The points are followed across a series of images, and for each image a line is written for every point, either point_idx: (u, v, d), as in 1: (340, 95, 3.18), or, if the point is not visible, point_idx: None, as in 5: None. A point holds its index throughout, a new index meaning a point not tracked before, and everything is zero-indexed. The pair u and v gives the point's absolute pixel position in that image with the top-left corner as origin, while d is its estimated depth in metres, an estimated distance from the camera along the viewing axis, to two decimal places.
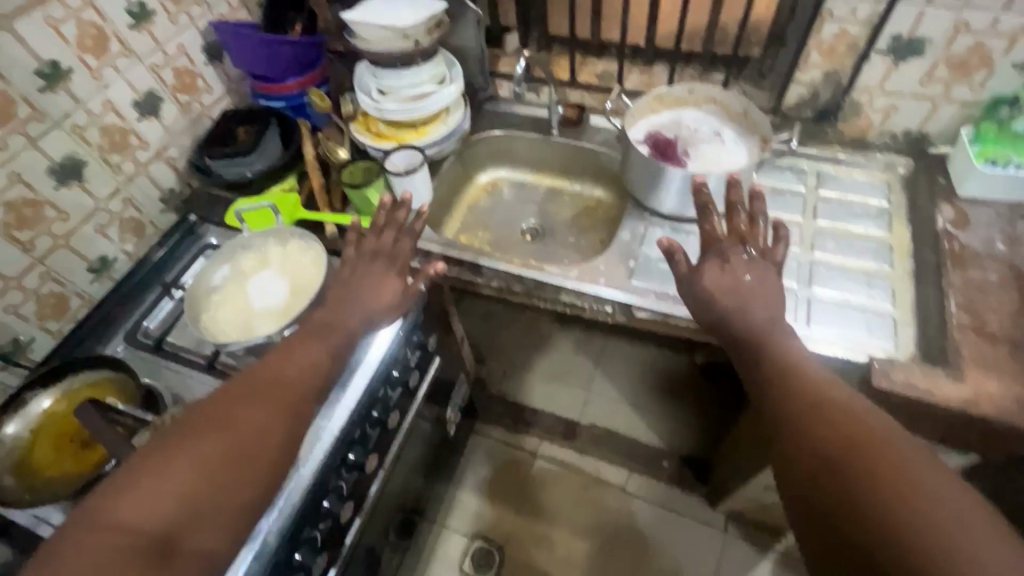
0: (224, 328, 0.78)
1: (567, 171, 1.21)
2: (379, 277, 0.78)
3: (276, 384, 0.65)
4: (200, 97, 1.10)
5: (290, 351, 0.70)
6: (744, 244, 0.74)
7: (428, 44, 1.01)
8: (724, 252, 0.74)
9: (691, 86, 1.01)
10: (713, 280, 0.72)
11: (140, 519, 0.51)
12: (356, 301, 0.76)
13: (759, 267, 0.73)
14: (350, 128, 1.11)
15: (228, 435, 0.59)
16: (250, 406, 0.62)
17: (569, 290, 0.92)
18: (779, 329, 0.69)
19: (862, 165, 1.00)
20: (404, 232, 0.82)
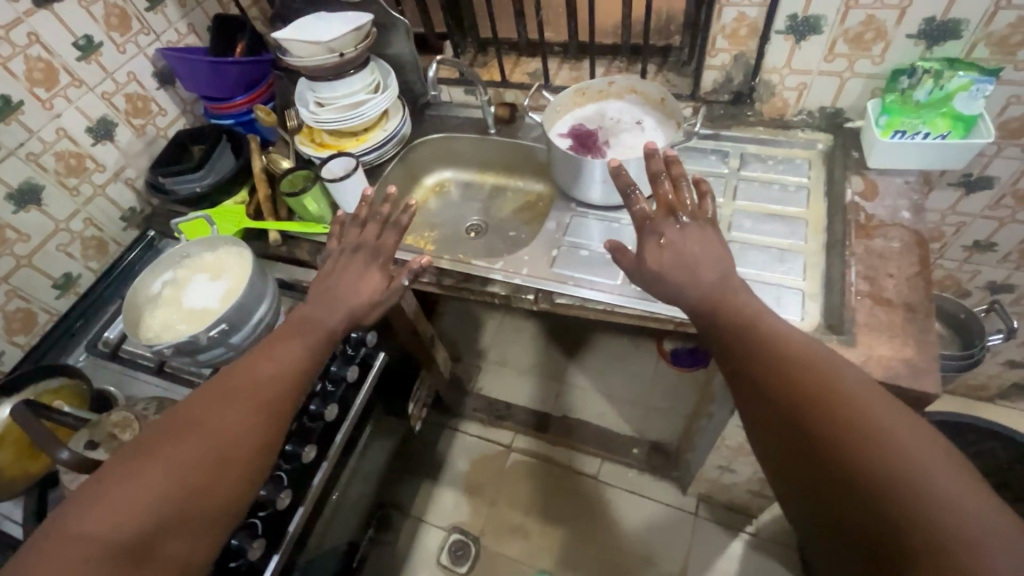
0: (159, 332, 0.84)
1: (508, 168, 1.25)
2: (361, 271, 0.81)
3: (251, 381, 0.66)
4: (154, 119, 1.17)
5: (265, 351, 0.70)
6: (679, 215, 0.72)
7: (355, 54, 1.05)
8: (658, 229, 0.72)
9: (610, 77, 1.03)
10: (653, 256, 0.70)
11: (124, 523, 0.52)
12: (341, 296, 0.78)
13: (695, 233, 0.71)
14: (294, 139, 1.17)
15: (202, 438, 0.59)
16: (223, 408, 0.62)
17: (495, 281, 0.95)
18: (734, 286, 0.66)
19: (783, 144, 1.01)
20: (387, 225, 0.84)
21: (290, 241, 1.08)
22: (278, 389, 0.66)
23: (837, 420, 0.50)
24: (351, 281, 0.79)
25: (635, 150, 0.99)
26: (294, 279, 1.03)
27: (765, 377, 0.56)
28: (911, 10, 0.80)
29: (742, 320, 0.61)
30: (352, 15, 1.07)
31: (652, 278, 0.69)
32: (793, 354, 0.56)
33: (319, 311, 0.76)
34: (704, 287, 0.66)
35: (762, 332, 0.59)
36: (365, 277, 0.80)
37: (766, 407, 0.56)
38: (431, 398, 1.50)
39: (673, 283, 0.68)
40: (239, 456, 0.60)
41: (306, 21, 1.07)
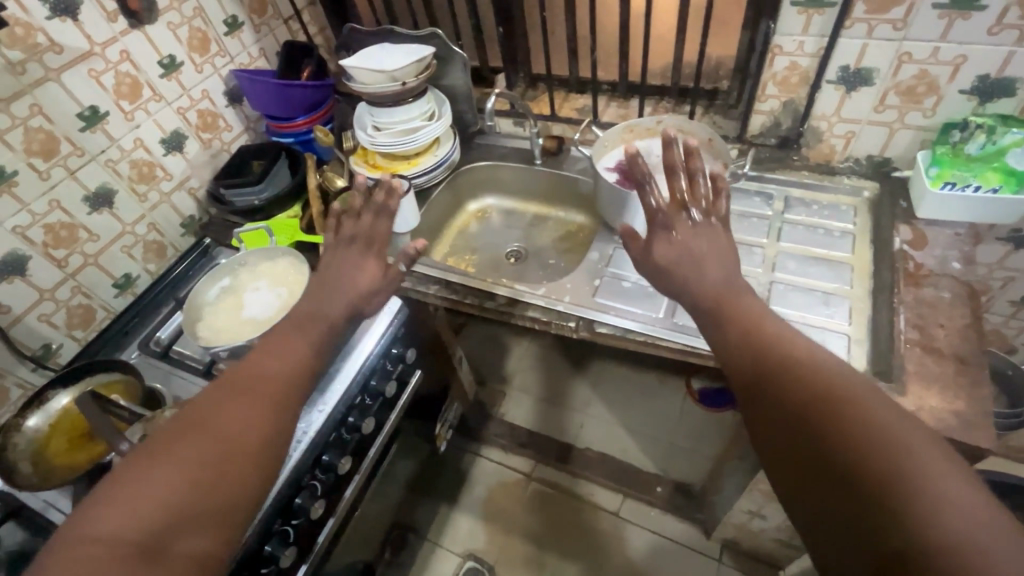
0: (215, 337, 0.87)
1: (551, 198, 1.28)
2: (357, 261, 0.77)
3: (258, 378, 0.61)
4: (220, 134, 1.24)
5: (272, 345, 0.66)
6: (688, 205, 0.69)
7: (416, 83, 1.10)
8: (669, 222, 0.68)
9: (659, 117, 1.07)
10: (660, 248, 0.67)
11: (125, 527, 0.47)
12: (339, 288, 0.73)
13: (705, 230, 0.67)
14: (349, 160, 1.22)
15: (222, 428, 0.56)
16: (240, 397, 0.59)
17: (537, 306, 0.97)
18: (740, 287, 0.63)
19: (830, 189, 1.02)
20: (380, 212, 0.79)
21: None
22: (294, 377, 0.64)
23: (860, 436, 0.44)
24: (347, 268, 0.75)
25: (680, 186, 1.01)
26: None
27: (776, 390, 0.51)
28: (965, 67, 0.82)
29: (755, 329, 0.57)
30: (415, 47, 1.13)
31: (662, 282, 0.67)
32: (809, 365, 0.51)
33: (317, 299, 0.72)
34: (712, 290, 0.62)
35: (774, 340, 0.55)
36: (361, 266, 0.76)
37: (780, 413, 0.50)
38: (457, 420, 1.50)
39: (679, 277, 0.65)
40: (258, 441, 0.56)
41: (372, 51, 1.13)
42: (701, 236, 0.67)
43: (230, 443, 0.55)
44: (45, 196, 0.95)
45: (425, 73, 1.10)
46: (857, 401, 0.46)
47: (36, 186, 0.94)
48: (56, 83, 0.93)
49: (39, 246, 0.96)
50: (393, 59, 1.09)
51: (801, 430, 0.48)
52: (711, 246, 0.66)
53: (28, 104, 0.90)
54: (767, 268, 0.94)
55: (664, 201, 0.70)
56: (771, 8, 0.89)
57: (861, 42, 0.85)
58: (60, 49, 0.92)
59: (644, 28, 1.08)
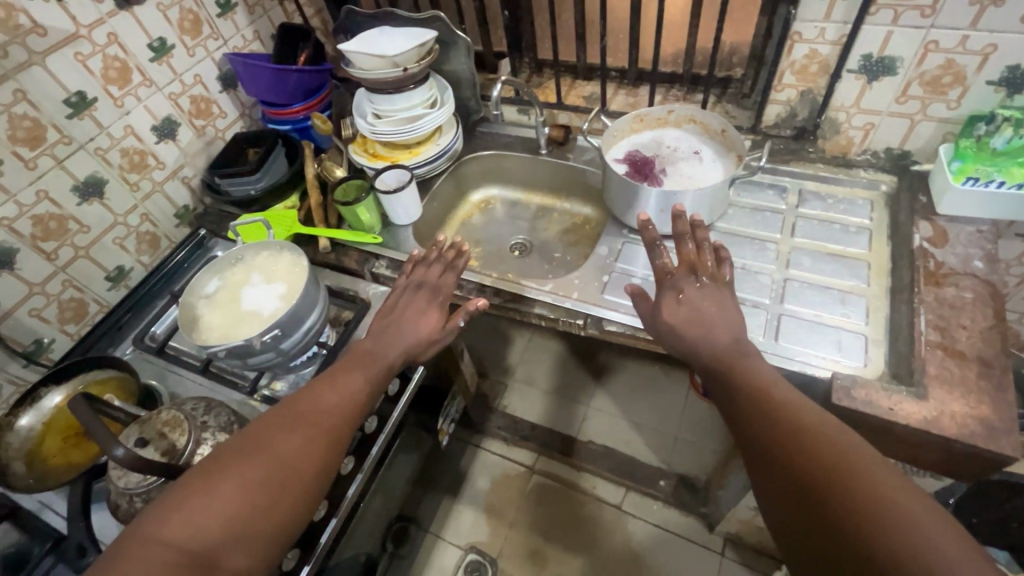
0: (211, 339, 0.83)
1: (557, 189, 1.25)
2: (421, 309, 0.84)
3: (313, 412, 0.69)
4: (214, 121, 1.20)
5: (329, 381, 0.74)
6: (699, 275, 0.74)
7: (418, 69, 1.05)
8: (677, 284, 0.73)
9: (670, 106, 1.03)
10: (669, 309, 0.71)
11: (184, 535, 0.54)
12: (398, 332, 0.81)
13: (712, 292, 0.72)
14: (348, 148, 1.18)
15: (269, 455, 0.63)
16: (293, 428, 0.66)
17: (544, 303, 0.94)
18: (745, 348, 0.66)
19: (845, 182, 0.99)
20: (449, 267, 0.89)
21: (338, 248, 1.08)
22: (341, 416, 0.70)
23: (833, 472, 0.49)
24: (410, 310, 0.84)
25: (689, 177, 0.99)
26: (342, 282, 1.03)
27: (762, 434, 0.56)
28: (994, 57, 0.78)
29: (753, 383, 0.61)
30: (417, 31, 1.08)
31: (668, 331, 0.70)
32: (796, 416, 0.56)
33: (375, 348, 0.79)
34: (712, 346, 0.66)
35: (765, 393, 0.59)
36: (417, 313, 0.84)
37: (762, 450, 0.56)
38: (458, 414, 1.48)
39: (688, 336, 0.68)
40: (297, 473, 0.63)
41: (371, 35, 1.08)
42: (706, 295, 0.72)
43: (274, 470, 0.62)
44: (32, 186, 0.91)
45: (426, 59, 1.05)
46: (833, 442, 0.52)
47: (23, 176, 0.90)
48: (40, 68, 0.88)
49: (27, 239, 0.93)
50: (393, 44, 1.04)
51: (790, 466, 0.52)
52: (714, 307, 0.70)
53: (12, 89, 0.86)
54: (781, 265, 0.92)
55: (675, 264, 0.76)
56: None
57: (886, 29, 0.81)
58: (44, 31, 0.88)
59: (656, 12, 1.04)
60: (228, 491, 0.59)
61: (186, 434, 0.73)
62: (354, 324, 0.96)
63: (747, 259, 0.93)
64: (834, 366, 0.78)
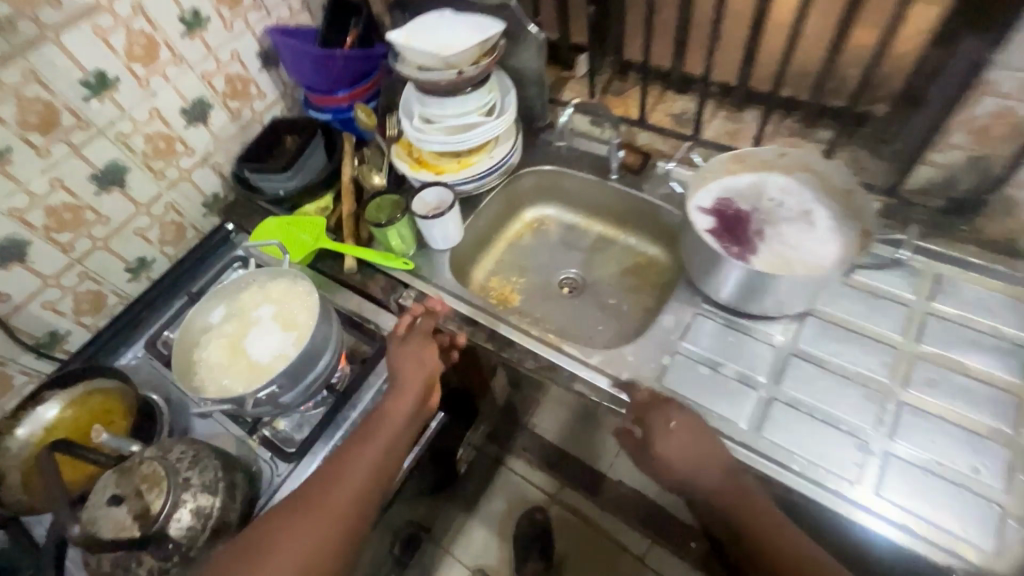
0: (208, 387, 0.75)
1: (623, 220, 1.06)
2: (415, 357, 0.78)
3: (332, 497, 0.66)
4: (252, 103, 1.08)
5: (345, 452, 0.70)
6: (670, 418, 0.69)
7: (475, 71, 0.89)
8: (666, 411, 0.69)
9: (781, 149, 0.81)
10: (659, 438, 0.67)
11: None
12: (405, 388, 0.75)
13: (693, 423, 0.68)
14: (390, 150, 1.04)
15: (304, 541, 0.63)
16: (326, 504, 0.65)
17: (584, 380, 0.80)
18: (741, 484, 0.65)
19: (1003, 278, 0.76)
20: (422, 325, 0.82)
21: (365, 269, 0.96)
22: (372, 484, 0.69)
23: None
24: (408, 355, 0.78)
25: (793, 248, 0.78)
26: (364, 311, 0.92)
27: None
28: None
29: (767, 536, 0.62)
30: (480, 23, 0.91)
31: (661, 463, 0.68)
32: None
33: (395, 402, 0.74)
34: (711, 490, 0.65)
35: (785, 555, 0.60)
36: (420, 363, 0.78)
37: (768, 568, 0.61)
38: (481, 438, 1.37)
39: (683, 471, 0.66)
40: (336, 553, 0.64)
41: (424, 24, 0.92)
42: (680, 430, 0.67)
43: (316, 547, 0.63)
44: (46, 175, 0.84)
45: (486, 59, 0.89)
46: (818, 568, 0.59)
47: (34, 164, 0.82)
48: (53, 45, 0.79)
49: (39, 230, 0.86)
50: (450, 39, 0.88)
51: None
52: (694, 446, 0.66)
53: (22, 69, 0.77)
54: (897, 383, 0.72)
55: None
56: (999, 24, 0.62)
57: None
58: (58, 3, 0.77)
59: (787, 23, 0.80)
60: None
61: (163, 495, 0.66)
62: (370, 365, 0.85)
63: (853, 365, 0.74)
64: (953, 545, 0.61)
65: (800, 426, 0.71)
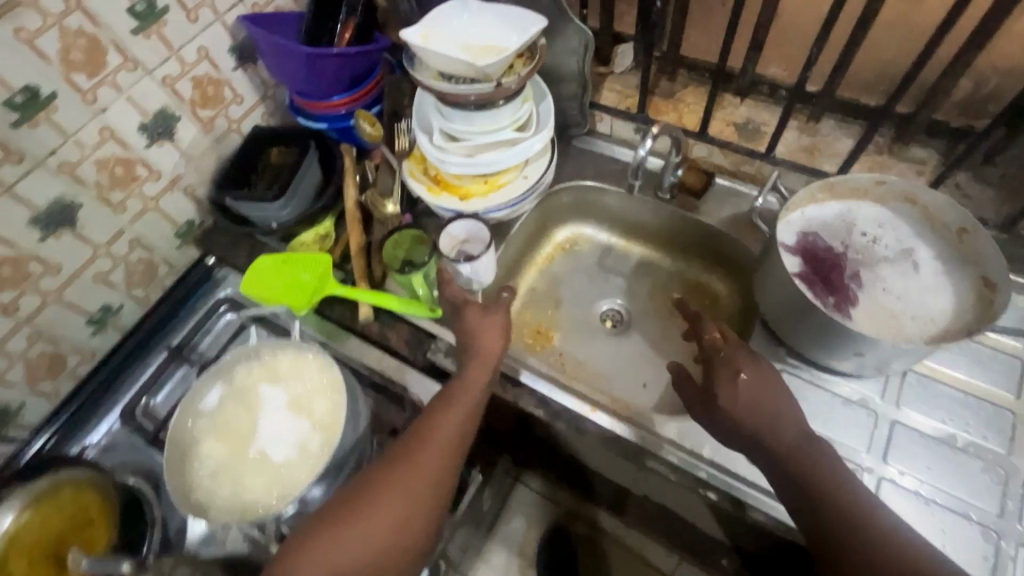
0: (216, 497, 0.65)
1: (672, 242, 0.93)
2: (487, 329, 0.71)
3: (421, 462, 0.62)
4: (227, 109, 0.89)
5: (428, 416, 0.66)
6: (739, 369, 0.62)
7: (514, 83, 0.73)
8: (733, 361, 0.63)
9: (882, 177, 0.69)
10: (726, 390, 0.61)
11: None
12: (489, 352, 0.69)
13: (765, 372, 0.62)
14: (403, 167, 0.87)
15: (395, 508, 0.59)
16: (415, 468, 0.61)
17: (657, 455, 0.69)
18: (815, 446, 0.59)
19: None
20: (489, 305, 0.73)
21: (383, 316, 0.81)
22: (457, 452, 0.64)
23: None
24: (484, 324, 0.71)
25: (899, 298, 0.67)
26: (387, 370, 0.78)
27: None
28: None
29: (834, 501, 0.56)
30: (515, 23, 0.75)
31: (726, 418, 0.61)
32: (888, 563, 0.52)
33: (474, 370, 0.68)
34: (782, 449, 0.59)
35: (850, 524, 0.54)
36: (500, 331, 0.71)
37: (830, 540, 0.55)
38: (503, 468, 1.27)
39: (750, 429, 0.60)
40: (424, 521, 0.60)
41: (445, 24, 0.75)
42: (747, 382, 0.61)
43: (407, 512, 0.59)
44: None
45: (527, 71, 0.73)
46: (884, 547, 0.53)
47: None
48: None
49: None
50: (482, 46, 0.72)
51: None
52: (764, 401, 0.60)
53: None
54: (1019, 457, 0.63)
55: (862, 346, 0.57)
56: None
57: None
58: None
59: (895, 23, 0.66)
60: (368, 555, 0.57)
61: None
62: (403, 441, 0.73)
63: (967, 435, 0.65)
64: None
65: (917, 514, 0.61)
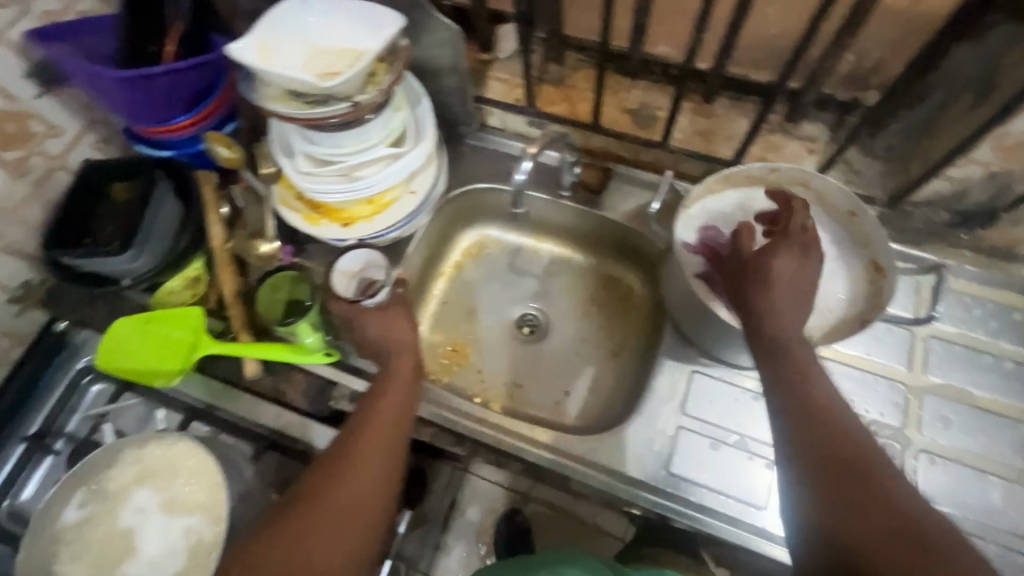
0: None
1: (580, 236, 0.88)
2: (390, 323, 0.67)
3: (363, 441, 0.57)
4: (42, 144, 0.74)
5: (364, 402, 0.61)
6: (796, 249, 0.57)
7: (373, 98, 0.64)
8: (805, 240, 0.57)
9: (774, 164, 0.67)
10: (784, 259, 0.56)
11: None
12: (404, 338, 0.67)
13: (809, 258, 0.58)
14: (271, 192, 0.77)
15: (349, 487, 0.54)
16: (357, 451, 0.57)
17: (581, 479, 0.67)
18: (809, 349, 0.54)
19: (997, 284, 0.71)
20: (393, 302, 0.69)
21: (274, 365, 0.73)
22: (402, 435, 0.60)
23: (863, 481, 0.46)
24: (397, 317, 0.68)
25: None
26: (285, 428, 0.71)
27: (828, 461, 0.47)
28: None
29: (819, 391, 0.51)
30: (367, 26, 0.65)
31: (758, 280, 0.56)
32: (854, 454, 0.47)
33: (400, 360, 0.65)
34: (787, 334, 0.54)
35: (831, 417, 0.49)
36: (409, 323, 0.68)
37: (815, 433, 0.49)
38: None
39: (768, 300, 0.55)
40: (376, 495, 0.56)
41: (285, 33, 0.65)
42: (795, 262, 0.56)
43: (358, 492, 0.54)
44: None
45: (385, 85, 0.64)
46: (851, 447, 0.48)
47: None
48: None
49: None
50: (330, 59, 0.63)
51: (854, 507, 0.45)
52: (804, 283, 0.56)
53: None
54: (913, 429, 0.66)
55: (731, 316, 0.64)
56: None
57: None
58: None
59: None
60: (326, 557, 0.50)
61: None
62: None
63: (867, 413, 0.67)
64: None
65: None
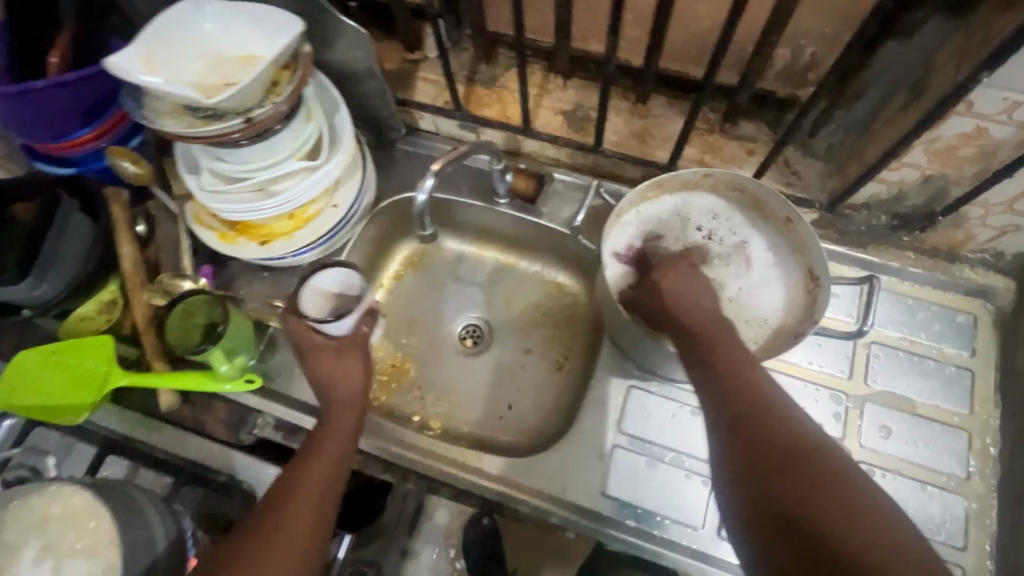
0: None
1: (522, 243, 0.85)
2: (332, 365, 0.64)
3: (292, 504, 0.53)
4: None
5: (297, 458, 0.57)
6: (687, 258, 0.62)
7: (272, 111, 0.59)
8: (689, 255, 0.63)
9: (706, 170, 0.64)
10: (674, 270, 0.59)
11: None
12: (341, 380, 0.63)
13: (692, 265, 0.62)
14: (184, 211, 0.72)
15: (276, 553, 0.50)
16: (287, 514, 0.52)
17: (513, 503, 0.64)
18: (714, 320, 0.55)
19: (939, 286, 0.69)
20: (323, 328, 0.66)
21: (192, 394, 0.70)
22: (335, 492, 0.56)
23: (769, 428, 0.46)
24: (340, 362, 0.64)
25: (732, 300, 0.64)
26: (204, 461, 0.67)
27: (738, 421, 0.47)
28: None
29: (725, 357, 0.51)
30: (264, 32, 0.60)
31: (657, 283, 0.59)
32: (761, 408, 0.47)
33: (340, 410, 0.61)
34: (691, 311, 0.55)
35: (736, 377, 0.50)
36: (356, 366, 0.65)
37: (723, 393, 0.49)
38: None
39: (675, 291, 0.57)
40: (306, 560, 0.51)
41: (174, 42, 0.60)
42: (683, 275, 0.59)
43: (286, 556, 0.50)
44: None
45: (280, 99, 0.59)
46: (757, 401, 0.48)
47: None
48: None
49: None
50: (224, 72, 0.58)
51: (773, 474, 0.43)
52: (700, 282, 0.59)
53: None
54: (852, 441, 0.64)
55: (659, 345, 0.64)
56: (996, 33, 0.45)
57: None
58: None
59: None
60: None
61: None
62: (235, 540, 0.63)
63: None
64: None
65: None
